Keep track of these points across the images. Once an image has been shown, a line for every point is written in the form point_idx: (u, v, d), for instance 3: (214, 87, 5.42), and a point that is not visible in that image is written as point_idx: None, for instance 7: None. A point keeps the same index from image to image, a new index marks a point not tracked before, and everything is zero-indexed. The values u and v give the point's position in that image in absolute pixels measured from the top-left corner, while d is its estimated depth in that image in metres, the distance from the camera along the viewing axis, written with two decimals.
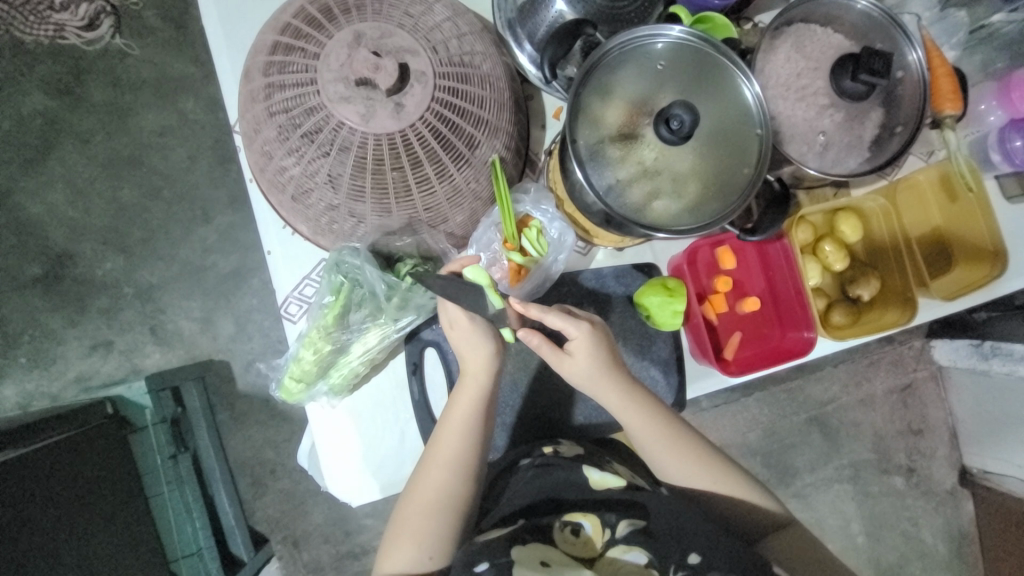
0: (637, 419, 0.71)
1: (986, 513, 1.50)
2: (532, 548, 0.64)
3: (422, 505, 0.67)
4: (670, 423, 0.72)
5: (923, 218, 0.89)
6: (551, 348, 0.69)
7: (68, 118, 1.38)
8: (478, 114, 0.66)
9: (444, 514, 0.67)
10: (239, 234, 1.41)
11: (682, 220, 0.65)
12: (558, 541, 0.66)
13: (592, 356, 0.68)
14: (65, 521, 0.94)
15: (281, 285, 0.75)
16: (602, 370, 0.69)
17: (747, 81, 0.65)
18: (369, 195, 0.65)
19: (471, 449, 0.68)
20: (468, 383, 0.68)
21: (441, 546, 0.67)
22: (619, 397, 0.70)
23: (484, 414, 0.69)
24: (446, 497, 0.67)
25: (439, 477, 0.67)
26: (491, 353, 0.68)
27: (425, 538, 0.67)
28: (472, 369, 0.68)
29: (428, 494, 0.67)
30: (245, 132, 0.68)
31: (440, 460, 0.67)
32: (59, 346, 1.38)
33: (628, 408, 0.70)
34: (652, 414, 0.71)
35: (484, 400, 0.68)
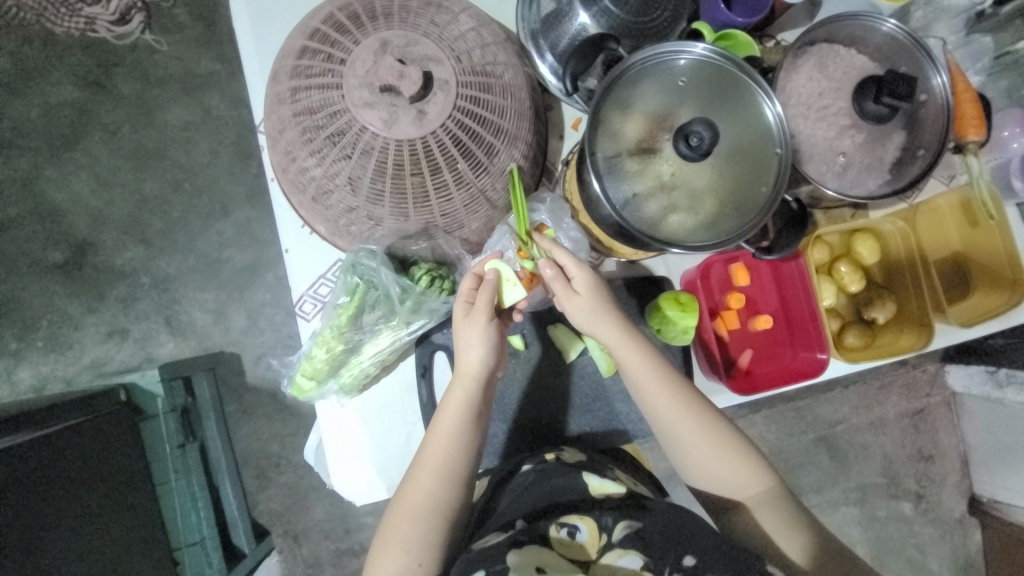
0: (632, 354, 0.70)
1: (995, 544, 1.46)
2: (527, 553, 0.62)
3: (410, 513, 0.67)
4: (701, 415, 0.71)
5: (942, 242, 0.88)
6: (562, 284, 0.68)
7: (96, 110, 1.42)
8: (498, 123, 0.66)
9: (433, 521, 0.67)
10: (256, 230, 1.44)
11: (697, 236, 0.65)
12: (551, 540, 0.65)
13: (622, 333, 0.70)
14: (73, 505, 0.96)
15: (297, 284, 0.76)
16: (602, 308, 0.69)
17: (768, 100, 0.65)
18: (388, 199, 0.66)
19: (461, 456, 0.69)
20: (458, 386, 0.69)
21: (429, 552, 0.66)
22: (616, 329, 0.69)
23: (474, 417, 0.69)
24: (433, 504, 0.67)
25: (428, 480, 0.68)
26: (486, 356, 0.68)
27: (413, 545, 0.66)
28: (465, 373, 0.68)
29: (417, 502, 0.68)
30: (270, 132, 0.69)
31: (428, 464, 0.68)
32: (75, 332, 1.40)
33: (658, 390, 0.71)
34: (683, 399, 0.71)
35: (475, 402, 0.69)
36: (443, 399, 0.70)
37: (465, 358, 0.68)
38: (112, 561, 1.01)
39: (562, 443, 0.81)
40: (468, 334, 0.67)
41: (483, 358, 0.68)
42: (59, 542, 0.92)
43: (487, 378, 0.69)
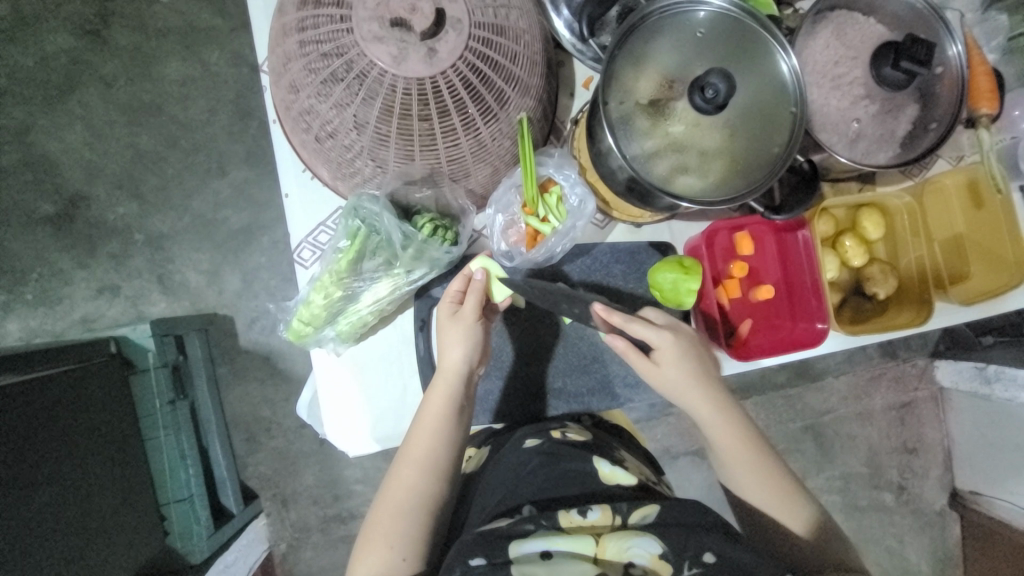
0: (699, 403, 0.73)
1: (972, 537, 1.50)
2: (533, 538, 0.60)
3: (395, 508, 0.66)
4: (741, 429, 0.74)
5: (947, 222, 0.87)
6: (637, 354, 0.72)
7: (92, 60, 1.37)
8: (510, 69, 0.65)
9: (417, 516, 0.66)
10: (253, 192, 1.41)
11: (706, 195, 0.64)
12: (561, 522, 0.62)
13: (684, 356, 0.72)
14: (65, 450, 0.96)
15: (296, 231, 0.75)
16: (680, 367, 0.72)
17: (785, 56, 0.64)
18: (394, 142, 0.64)
19: (444, 450, 0.69)
20: (441, 386, 0.69)
21: (414, 547, 0.65)
22: (686, 380, 0.72)
23: (455, 413, 0.69)
24: (417, 499, 0.67)
25: (412, 477, 0.67)
26: (467, 356, 0.69)
27: (397, 541, 0.64)
28: (445, 372, 0.69)
29: (402, 497, 0.67)
30: (274, 70, 0.67)
31: (411, 460, 0.68)
32: (66, 287, 1.38)
33: (696, 393, 0.72)
34: (721, 404, 0.73)
35: (457, 400, 0.69)
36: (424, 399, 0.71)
37: (446, 359, 0.69)
38: (101, 510, 1.01)
39: (566, 419, 0.81)
40: (452, 339, 0.69)
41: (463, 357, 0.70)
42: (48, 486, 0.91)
43: (468, 376, 0.70)
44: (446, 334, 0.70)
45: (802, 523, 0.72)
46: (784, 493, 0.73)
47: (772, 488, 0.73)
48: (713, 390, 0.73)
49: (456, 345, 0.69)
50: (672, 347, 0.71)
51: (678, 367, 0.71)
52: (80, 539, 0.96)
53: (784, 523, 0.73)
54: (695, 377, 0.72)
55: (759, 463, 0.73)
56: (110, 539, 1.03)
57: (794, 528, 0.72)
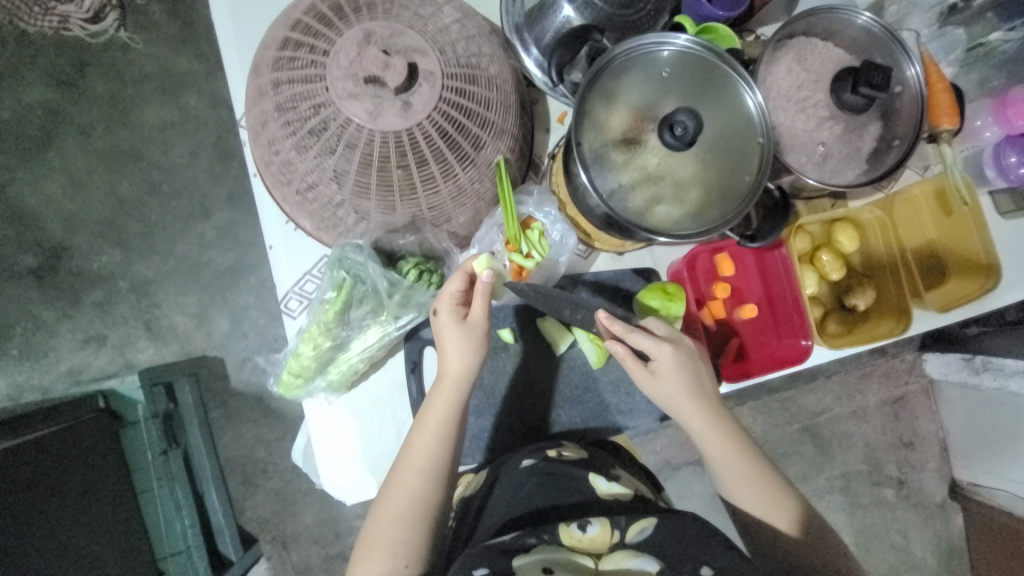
0: (688, 410, 0.71)
1: (973, 527, 1.51)
2: (535, 554, 0.60)
3: (394, 515, 0.65)
4: (733, 435, 0.73)
5: (918, 230, 0.91)
6: (637, 363, 0.70)
7: (70, 110, 1.38)
8: (484, 115, 0.66)
9: (417, 524, 0.65)
10: (238, 231, 1.41)
11: (683, 226, 0.66)
12: (561, 538, 0.62)
13: (679, 372, 0.70)
14: (57, 514, 0.93)
15: (281, 280, 0.75)
16: (673, 375, 0.70)
17: (749, 90, 0.66)
18: (374, 193, 0.65)
19: (446, 456, 0.67)
20: (444, 390, 0.67)
21: (416, 555, 0.64)
22: (677, 386, 0.71)
23: (456, 422, 0.67)
24: (418, 509, 0.65)
25: (412, 485, 0.66)
26: (470, 361, 0.67)
27: (398, 549, 0.63)
28: (448, 378, 0.67)
29: (401, 504, 0.65)
30: (251, 127, 0.68)
31: (412, 469, 0.66)
32: (51, 340, 1.36)
33: (687, 406, 0.71)
34: (711, 416, 0.72)
35: (459, 406, 0.67)
36: (425, 404, 0.68)
37: (449, 363, 0.66)
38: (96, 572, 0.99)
39: (560, 438, 0.80)
40: (454, 342, 0.66)
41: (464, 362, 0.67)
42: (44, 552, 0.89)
43: (471, 383, 0.68)
44: (445, 333, 0.66)
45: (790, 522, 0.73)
46: (773, 494, 0.73)
47: (761, 490, 0.73)
48: (703, 402, 0.72)
49: (456, 344, 0.66)
50: (670, 362, 0.70)
51: (677, 381, 0.70)
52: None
53: (772, 523, 0.73)
54: (689, 392, 0.71)
55: (746, 466, 0.73)
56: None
57: (782, 528, 0.72)
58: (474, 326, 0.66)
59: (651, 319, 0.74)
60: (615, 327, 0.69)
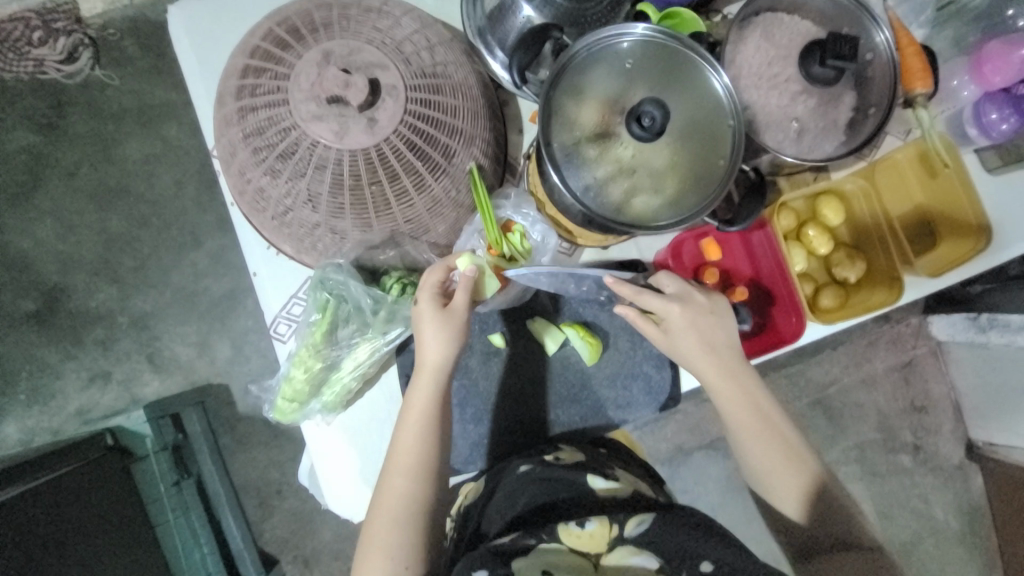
0: (710, 369, 0.71)
1: (995, 484, 1.50)
2: (535, 556, 0.60)
3: (388, 518, 0.65)
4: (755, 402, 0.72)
5: (904, 195, 0.91)
6: (646, 321, 0.72)
7: (54, 153, 1.38)
8: (452, 124, 0.66)
9: (412, 522, 0.65)
10: (231, 256, 1.41)
11: (661, 215, 0.66)
12: (561, 536, 0.62)
13: (692, 329, 0.71)
14: (76, 558, 0.93)
15: (270, 306, 0.76)
16: (697, 341, 0.71)
17: (716, 73, 0.65)
18: (349, 212, 0.65)
19: (431, 451, 0.66)
20: (422, 383, 0.66)
21: (414, 555, 0.64)
22: (695, 345, 0.71)
23: (440, 414, 0.67)
24: (410, 507, 0.65)
25: (403, 484, 0.65)
26: (446, 354, 0.65)
27: (396, 550, 0.63)
28: (426, 371, 0.66)
29: (393, 506, 0.65)
30: (222, 157, 0.68)
31: (400, 468, 0.66)
32: (57, 381, 1.37)
33: (701, 361, 0.71)
34: (725, 376, 0.72)
35: (438, 398, 0.67)
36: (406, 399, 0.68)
37: (425, 357, 0.65)
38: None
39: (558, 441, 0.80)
40: (430, 336, 0.65)
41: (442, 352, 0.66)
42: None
43: (448, 376, 0.67)
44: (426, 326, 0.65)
45: (798, 498, 0.72)
46: (787, 458, 0.72)
47: (774, 453, 0.72)
48: (718, 356, 0.72)
49: (435, 338, 0.65)
50: (682, 320, 0.71)
51: (689, 338, 0.71)
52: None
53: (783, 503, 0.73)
54: (701, 342, 0.71)
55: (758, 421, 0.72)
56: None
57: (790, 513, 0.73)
58: (457, 318, 0.66)
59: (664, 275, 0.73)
60: (624, 290, 0.71)
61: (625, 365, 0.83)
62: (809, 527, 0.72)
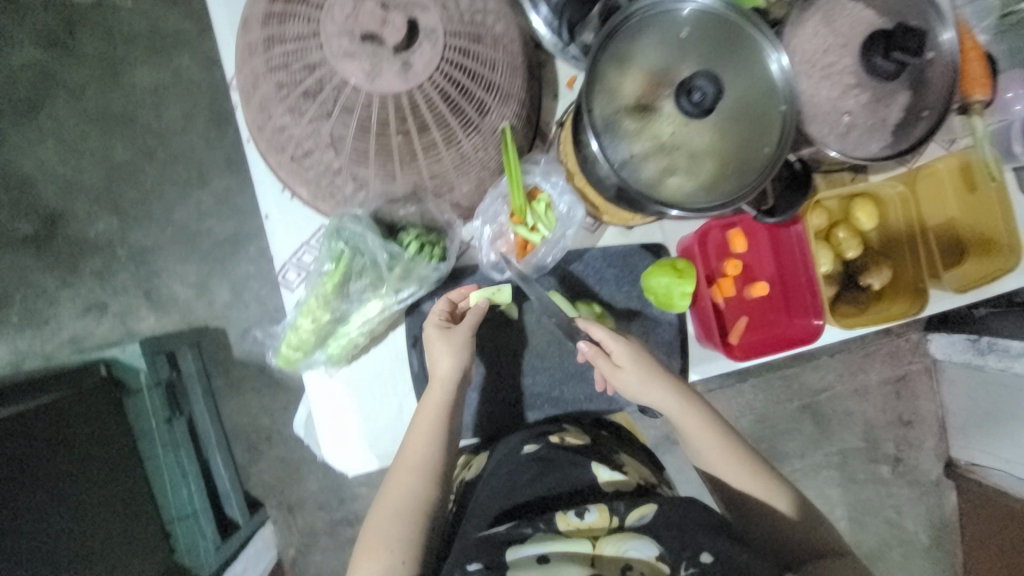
0: (658, 395, 0.73)
1: (968, 503, 1.52)
2: (531, 544, 0.62)
3: (391, 512, 0.68)
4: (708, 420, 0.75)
5: (940, 206, 0.87)
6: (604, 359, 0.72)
7: (61, 72, 1.33)
8: (489, 78, 0.62)
9: (413, 518, 0.68)
10: (236, 199, 1.38)
11: (696, 199, 0.63)
12: (559, 526, 0.64)
13: (638, 362, 0.72)
14: (59, 495, 0.90)
15: (280, 251, 0.73)
16: (647, 371, 0.72)
17: (775, 53, 0.61)
18: (373, 160, 0.62)
19: (438, 455, 0.70)
20: (433, 392, 0.70)
21: (413, 549, 0.67)
22: (640, 376, 0.72)
23: (448, 421, 0.71)
24: (413, 502, 0.69)
25: (408, 483, 0.70)
26: (455, 367, 0.70)
27: (394, 543, 0.67)
28: (437, 382, 0.70)
29: (397, 501, 0.69)
30: (242, 88, 0.64)
31: (408, 465, 0.70)
32: (52, 307, 1.35)
33: (650, 388, 0.73)
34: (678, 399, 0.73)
35: (449, 405, 0.71)
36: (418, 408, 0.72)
37: (436, 367, 0.70)
38: (110, 544, 0.98)
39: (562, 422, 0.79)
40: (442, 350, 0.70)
41: (453, 366, 0.71)
42: (47, 531, 0.86)
43: (458, 386, 0.71)
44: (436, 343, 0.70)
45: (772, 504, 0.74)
46: (747, 470, 0.75)
47: (733, 467, 0.75)
48: (671, 381, 0.73)
49: (445, 354, 0.70)
50: (628, 350, 0.72)
51: (637, 370, 0.71)
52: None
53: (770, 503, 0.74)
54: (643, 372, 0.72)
55: (715, 436, 0.75)
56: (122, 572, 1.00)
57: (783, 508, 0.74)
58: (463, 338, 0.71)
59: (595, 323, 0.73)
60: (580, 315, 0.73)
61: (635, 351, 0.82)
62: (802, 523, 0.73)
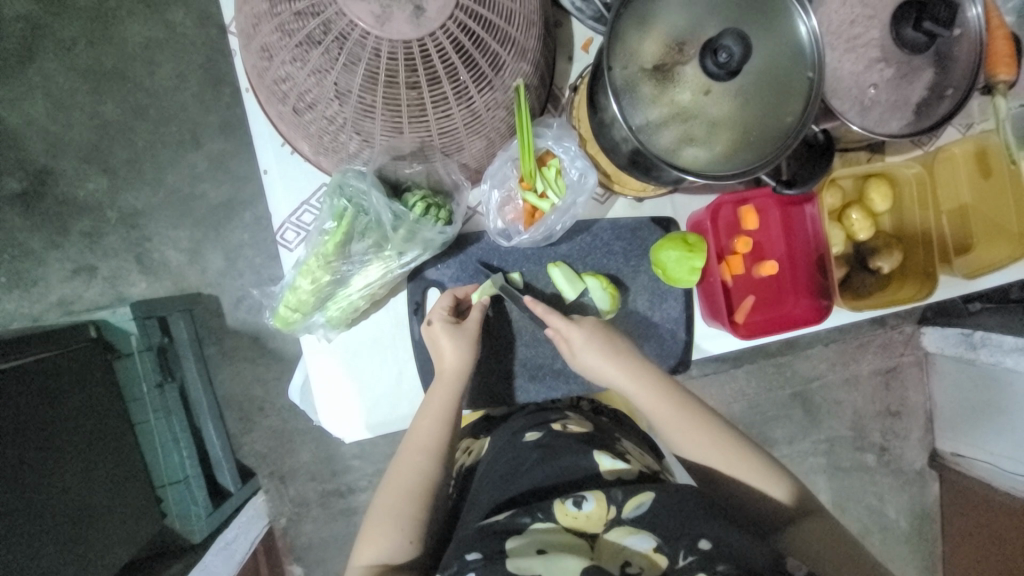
0: (616, 373, 0.74)
1: (949, 494, 1.54)
2: (528, 536, 0.60)
3: (398, 494, 0.67)
4: (674, 395, 0.75)
5: (954, 192, 0.86)
6: (565, 344, 0.75)
7: (49, 22, 1.27)
8: (505, 30, 0.59)
9: (421, 499, 0.67)
10: (231, 163, 1.33)
11: (714, 169, 0.60)
12: (557, 516, 0.61)
13: (603, 354, 0.73)
14: (33, 456, 0.85)
15: (278, 210, 0.71)
16: (603, 350, 0.73)
17: (804, 16, 0.59)
18: (380, 113, 0.59)
19: (447, 438, 0.70)
20: (444, 385, 0.71)
21: (419, 529, 0.66)
22: (596, 356, 0.73)
23: (457, 408, 0.72)
24: (421, 488, 0.68)
25: (416, 464, 0.69)
26: (465, 358, 0.71)
27: (403, 522, 0.65)
28: (447, 373, 0.71)
29: (404, 483, 0.68)
30: (244, 32, 0.61)
31: (419, 448, 0.69)
32: (39, 269, 1.31)
33: (610, 368, 0.73)
34: (638, 377, 0.74)
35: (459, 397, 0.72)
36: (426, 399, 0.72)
37: (447, 359, 0.71)
38: (87, 512, 0.93)
39: (566, 408, 0.81)
40: (453, 342, 0.71)
41: (461, 359, 0.71)
42: (26, 494, 0.83)
43: (468, 378, 0.72)
44: (444, 338, 0.71)
45: (755, 482, 0.72)
46: (722, 446, 0.73)
47: (707, 444, 0.73)
48: (631, 359, 0.75)
49: (457, 347, 0.71)
50: (581, 333, 0.73)
51: (599, 360, 0.73)
52: (66, 551, 0.88)
53: (752, 481, 0.72)
54: (609, 359, 0.73)
55: (679, 416, 0.74)
56: (100, 542, 0.95)
57: (765, 489, 0.72)
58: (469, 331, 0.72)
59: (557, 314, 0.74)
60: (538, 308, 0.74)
61: (639, 325, 0.81)
62: (785, 501, 0.71)
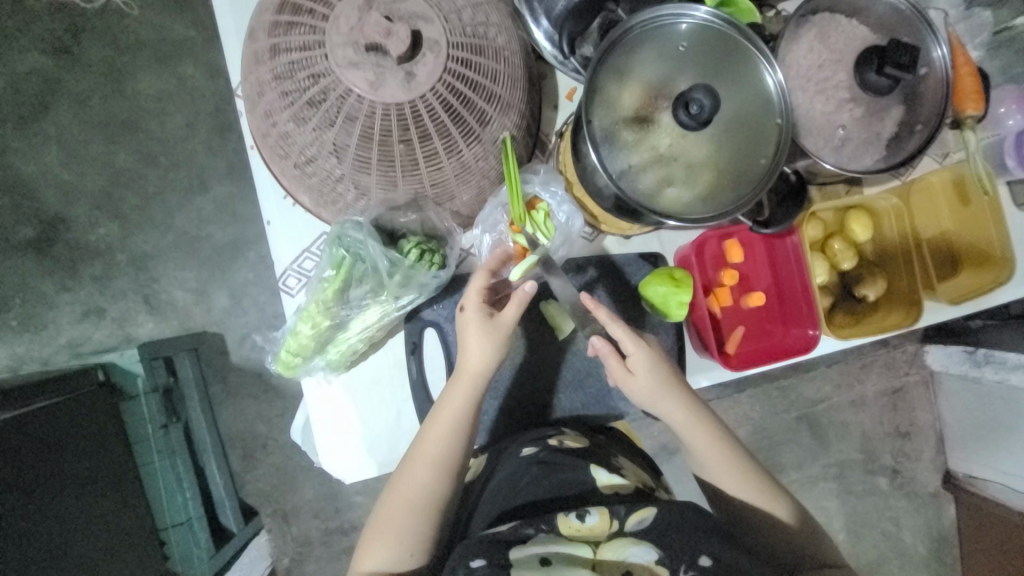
0: (665, 405, 0.73)
1: (965, 517, 1.50)
2: (533, 546, 0.60)
3: (403, 504, 0.68)
4: (715, 427, 0.75)
5: (933, 219, 0.89)
6: (616, 360, 0.72)
7: (67, 79, 1.34)
8: (490, 88, 0.63)
9: (425, 514, 0.68)
10: (237, 206, 1.38)
11: (693, 209, 0.63)
12: (559, 527, 0.62)
13: (651, 369, 0.72)
14: (45, 502, 0.87)
15: (280, 257, 0.75)
16: (657, 380, 0.72)
17: (770, 68, 0.63)
18: (375, 167, 0.63)
19: (457, 450, 0.69)
20: (462, 384, 0.69)
21: (421, 544, 0.68)
22: (644, 386, 0.72)
23: (474, 416, 0.70)
24: (428, 499, 0.68)
25: (427, 475, 0.68)
26: (490, 355, 0.69)
27: (406, 538, 0.67)
28: (469, 374, 0.69)
29: (411, 495, 0.68)
30: (249, 96, 0.66)
31: (428, 459, 0.68)
32: (50, 312, 1.35)
33: (658, 401, 0.73)
34: (686, 406, 0.74)
35: (476, 403, 0.69)
36: (444, 397, 0.70)
37: (471, 358, 0.68)
38: (93, 560, 0.93)
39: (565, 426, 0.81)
40: (478, 336, 0.68)
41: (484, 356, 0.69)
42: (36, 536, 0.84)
43: (490, 378, 0.70)
44: (473, 334, 0.68)
45: (774, 512, 0.74)
46: (746, 479, 0.74)
47: (733, 475, 0.74)
48: (677, 389, 0.73)
49: (481, 344, 0.68)
50: (643, 359, 0.71)
51: (647, 377, 0.72)
52: None
53: (772, 511, 0.74)
54: (660, 387, 0.72)
55: (716, 448, 0.74)
56: None
57: (782, 517, 0.74)
58: (498, 326, 0.69)
59: (619, 324, 0.71)
60: (600, 313, 0.70)
61: None
62: (798, 529, 0.74)
